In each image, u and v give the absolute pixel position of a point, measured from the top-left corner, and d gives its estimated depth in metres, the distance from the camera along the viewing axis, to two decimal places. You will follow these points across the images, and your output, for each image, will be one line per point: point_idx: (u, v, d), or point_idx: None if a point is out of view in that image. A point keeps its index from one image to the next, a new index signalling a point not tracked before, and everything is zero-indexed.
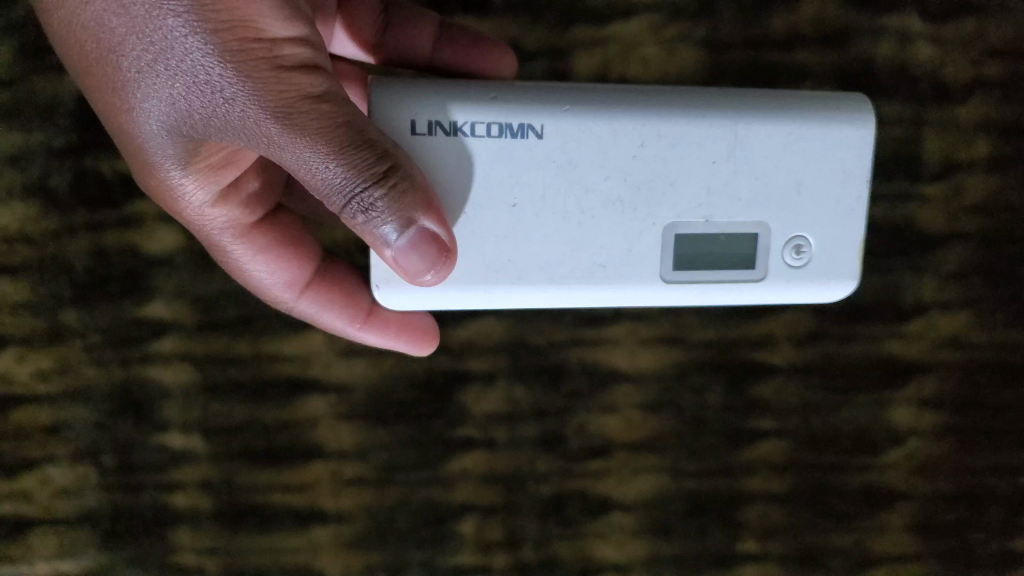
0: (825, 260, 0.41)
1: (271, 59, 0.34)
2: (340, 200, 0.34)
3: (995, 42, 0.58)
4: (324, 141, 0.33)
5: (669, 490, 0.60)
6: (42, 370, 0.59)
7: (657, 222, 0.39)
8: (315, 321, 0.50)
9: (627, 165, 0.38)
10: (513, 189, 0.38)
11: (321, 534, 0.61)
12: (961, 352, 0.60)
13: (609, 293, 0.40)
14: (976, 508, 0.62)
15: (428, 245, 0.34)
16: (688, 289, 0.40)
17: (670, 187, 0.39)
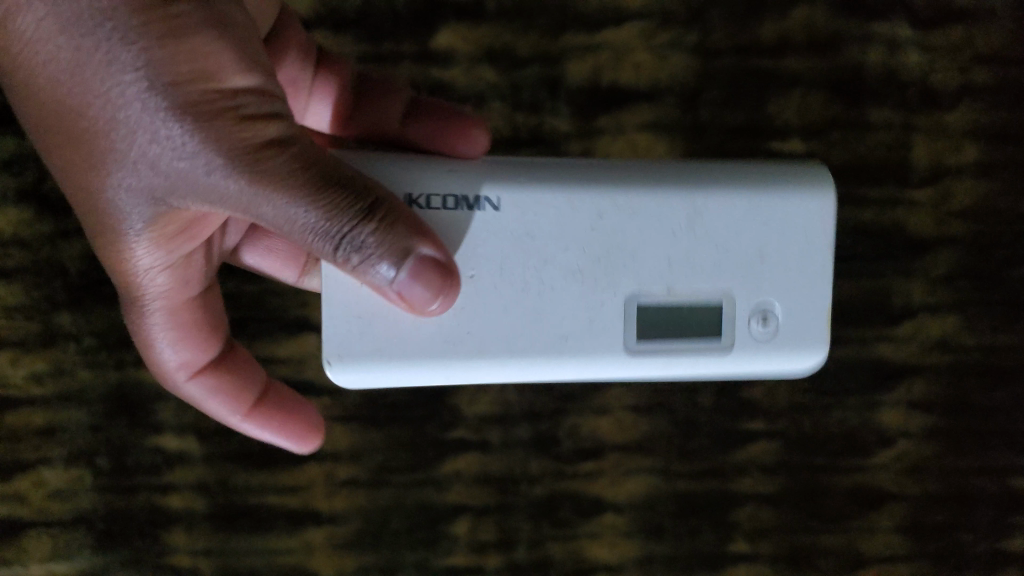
0: (793, 328, 0.41)
1: (233, 110, 0.35)
2: (324, 243, 0.34)
3: (984, 49, 0.58)
4: (301, 187, 0.34)
5: (661, 491, 0.61)
6: (36, 373, 0.59)
7: (616, 292, 0.40)
8: (197, 402, 0.49)
9: (585, 236, 0.40)
10: (468, 260, 0.39)
11: (315, 535, 0.61)
12: (950, 355, 0.60)
13: (572, 366, 0.41)
14: (966, 508, 0.62)
15: (429, 273, 0.35)
16: (656, 361, 0.41)
17: (630, 258, 0.40)
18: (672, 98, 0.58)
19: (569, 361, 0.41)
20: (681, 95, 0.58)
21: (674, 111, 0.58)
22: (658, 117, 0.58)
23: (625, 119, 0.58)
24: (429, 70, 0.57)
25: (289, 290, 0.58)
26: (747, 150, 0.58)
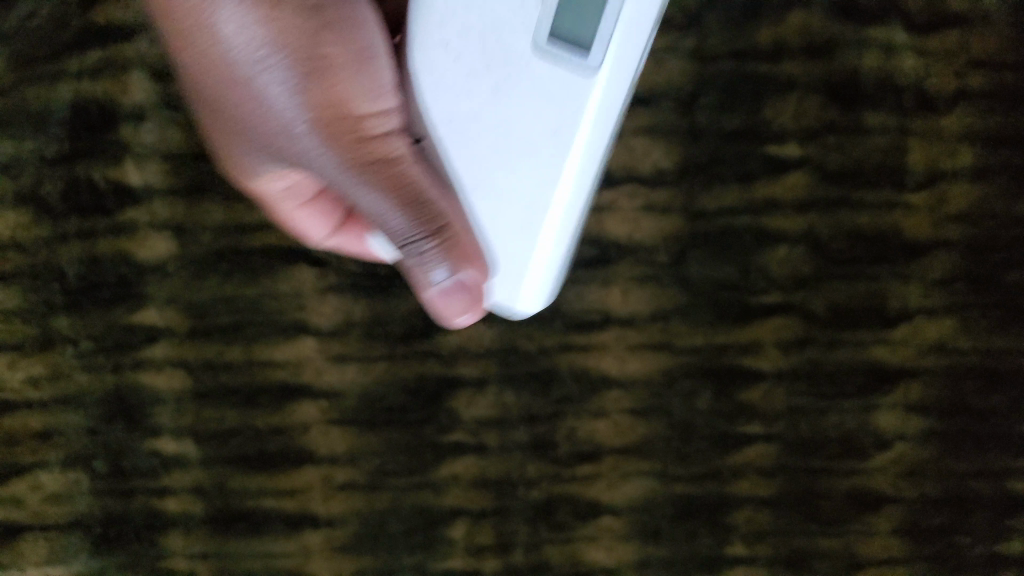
0: None
1: (361, 134, 0.43)
2: (401, 243, 0.42)
3: (978, 53, 0.59)
4: (394, 197, 0.41)
5: (660, 494, 0.61)
6: (33, 376, 0.60)
7: (529, 61, 0.43)
8: (342, 250, 0.56)
9: (494, 86, 0.43)
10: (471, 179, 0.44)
11: (311, 539, 0.61)
12: (946, 357, 0.60)
13: (591, 88, 0.43)
14: (964, 512, 0.61)
15: (461, 293, 0.42)
16: (609, 24, 0.42)
17: (507, 31, 0.43)
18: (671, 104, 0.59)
19: (599, 125, 0.44)
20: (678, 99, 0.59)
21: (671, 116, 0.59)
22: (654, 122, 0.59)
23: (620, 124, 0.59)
24: None
25: (287, 292, 0.59)
26: (742, 153, 0.59)
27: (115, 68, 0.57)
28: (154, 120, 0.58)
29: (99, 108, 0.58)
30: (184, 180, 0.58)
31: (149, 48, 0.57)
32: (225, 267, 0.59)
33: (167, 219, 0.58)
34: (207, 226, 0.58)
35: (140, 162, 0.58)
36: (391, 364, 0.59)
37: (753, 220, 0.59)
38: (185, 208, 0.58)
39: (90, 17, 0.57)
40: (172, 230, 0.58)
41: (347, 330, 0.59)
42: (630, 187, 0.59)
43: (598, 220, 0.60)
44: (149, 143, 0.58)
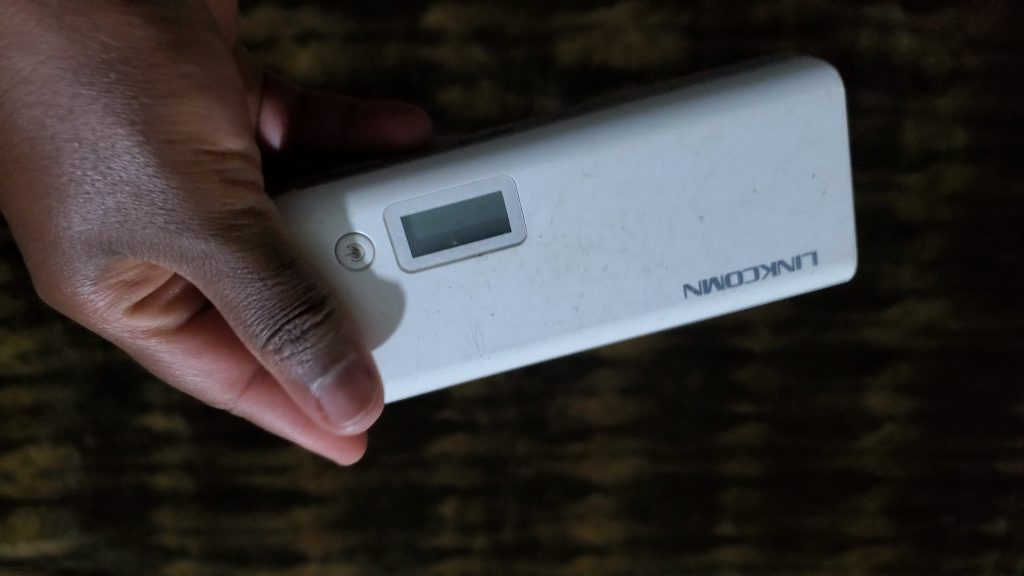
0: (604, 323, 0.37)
1: (219, 173, 0.34)
2: (260, 328, 0.33)
3: (973, 33, 0.59)
4: (251, 264, 0.33)
5: (650, 473, 0.61)
6: (23, 351, 0.59)
7: (615, 278, 0.36)
8: (254, 417, 0.47)
9: (672, 253, 0.36)
10: (695, 202, 0.36)
11: (302, 516, 0.61)
12: (937, 338, 0.61)
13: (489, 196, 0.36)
14: (950, 491, 0.62)
15: (351, 386, 0.34)
16: (441, 273, 0.36)
17: (673, 275, 0.37)
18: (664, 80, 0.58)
19: (560, 159, 0.35)
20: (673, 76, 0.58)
21: None
22: None
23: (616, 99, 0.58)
24: (420, 49, 0.57)
25: None
26: None
27: None
28: None
29: None
30: None
31: None
32: None
33: None
34: None
35: None
36: None
37: None
38: None
39: None
40: None
41: None
42: None
43: None
44: None
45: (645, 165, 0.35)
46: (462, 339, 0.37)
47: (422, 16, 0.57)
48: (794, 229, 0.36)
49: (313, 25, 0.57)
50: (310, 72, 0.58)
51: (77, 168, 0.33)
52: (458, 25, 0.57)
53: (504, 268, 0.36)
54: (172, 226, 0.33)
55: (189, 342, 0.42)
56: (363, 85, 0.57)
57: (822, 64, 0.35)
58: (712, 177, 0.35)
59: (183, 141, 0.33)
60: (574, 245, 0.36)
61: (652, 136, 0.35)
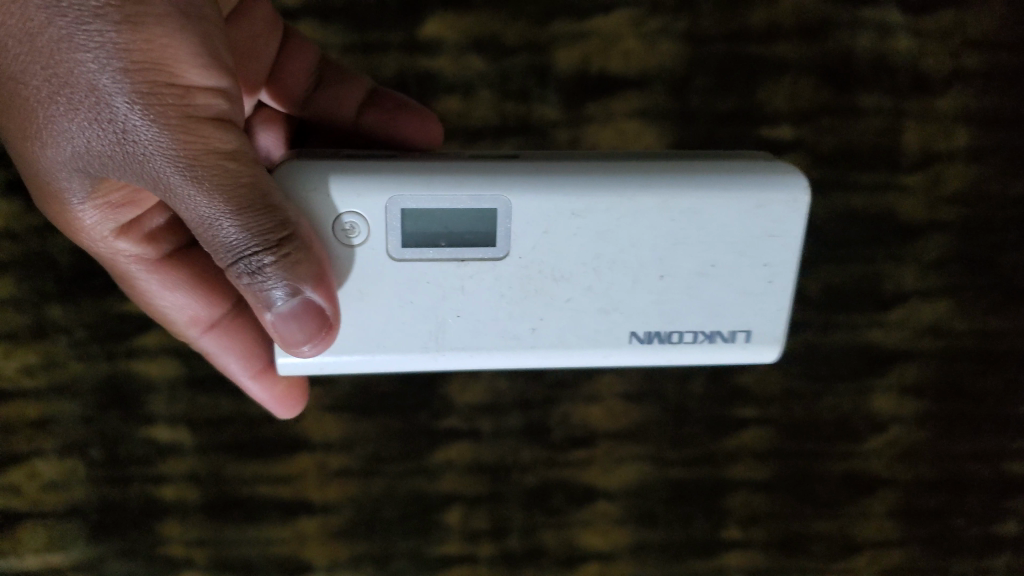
0: (555, 345, 0.38)
1: (183, 108, 0.33)
2: (228, 257, 0.32)
3: (974, 33, 0.57)
4: (221, 196, 0.32)
5: (654, 477, 0.61)
6: (27, 366, 0.59)
7: (573, 310, 0.38)
8: (212, 357, 0.47)
9: (630, 299, 0.38)
10: (660, 261, 0.37)
11: (307, 525, 0.61)
12: (943, 339, 0.60)
13: (482, 214, 0.36)
14: (959, 493, 0.63)
15: (308, 316, 0.33)
16: (423, 270, 0.37)
17: (623, 317, 0.38)
18: (662, 85, 0.57)
19: (552, 194, 0.36)
20: (670, 83, 0.57)
21: (664, 100, 0.57)
22: (646, 105, 0.57)
23: (614, 106, 0.57)
24: (416, 59, 0.56)
25: None
26: (736, 137, 0.57)
27: None
28: None
29: None
30: None
31: None
32: None
33: None
34: None
35: None
36: None
37: None
38: None
39: None
40: None
41: None
42: None
43: None
44: None
45: (625, 215, 0.37)
46: (424, 331, 0.38)
47: (415, 27, 0.56)
48: (746, 306, 0.38)
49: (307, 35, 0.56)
50: None
51: (54, 95, 0.33)
52: (453, 34, 0.56)
53: (478, 280, 0.37)
54: (139, 147, 0.33)
55: (177, 272, 0.44)
56: None
57: (798, 177, 0.37)
58: (686, 240, 0.37)
59: (147, 68, 0.32)
60: (545, 267, 0.37)
61: (638, 190, 0.36)
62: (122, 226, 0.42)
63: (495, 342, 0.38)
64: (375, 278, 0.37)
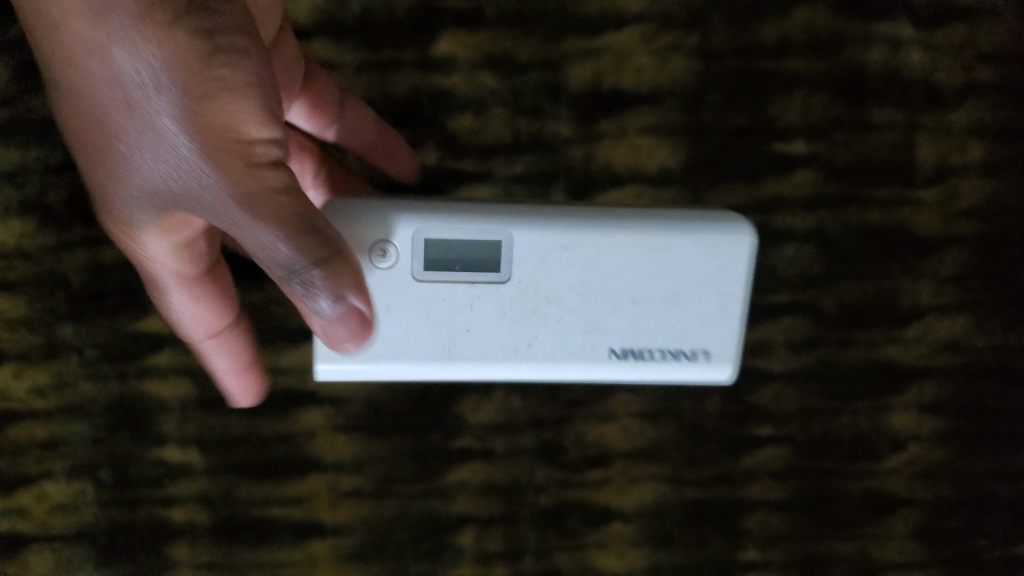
0: (550, 358, 0.46)
1: (247, 157, 0.38)
2: (282, 273, 0.37)
3: (984, 46, 0.57)
4: (279, 225, 0.36)
5: (670, 498, 0.60)
6: (39, 386, 0.58)
7: (559, 325, 0.46)
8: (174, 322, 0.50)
9: (608, 320, 0.46)
10: (634, 288, 0.46)
11: (319, 547, 0.60)
12: (960, 355, 0.59)
13: (485, 241, 0.45)
14: (982, 513, 0.61)
15: (352, 321, 0.37)
16: (441, 290, 0.45)
17: (602, 334, 0.46)
18: (675, 101, 0.56)
19: (542, 226, 0.45)
20: (683, 99, 0.56)
21: (677, 115, 0.57)
22: (660, 121, 0.57)
23: (627, 123, 0.57)
24: (430, 78, 0.56)
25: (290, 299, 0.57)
26: (749, 151, 0.57)
27: None
28: None
29: None
30: None
31: None
32: None
33: None
34: None
35: None
36: None
37: (761, 219, 0.57)
38: None
39: None
40: None
41: None
42: (637, 188, 0.57)
43: None
44: None
45: (606, 248, 0.45)
46: (436, 346, 0.46)
47: (431, 46, 0.55)
48: (706, 331, 0.47)
49: (325, 56, 0.56)
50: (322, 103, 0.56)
51: (140, 140, 0.39)
52: (468, 52, 0.55)
53: (482, 300, 0.45)
54: (218, 198, 0.38)
55: (189, 255, 0.47)
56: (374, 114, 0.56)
57: (744, 224, 0.47)
58: (648, 270, 0.46)
59: (222, 126, 0.37)
60: (536, 289, 0.45)
61: (616, 231, 0.45)
62: (167, 229, 0.44)
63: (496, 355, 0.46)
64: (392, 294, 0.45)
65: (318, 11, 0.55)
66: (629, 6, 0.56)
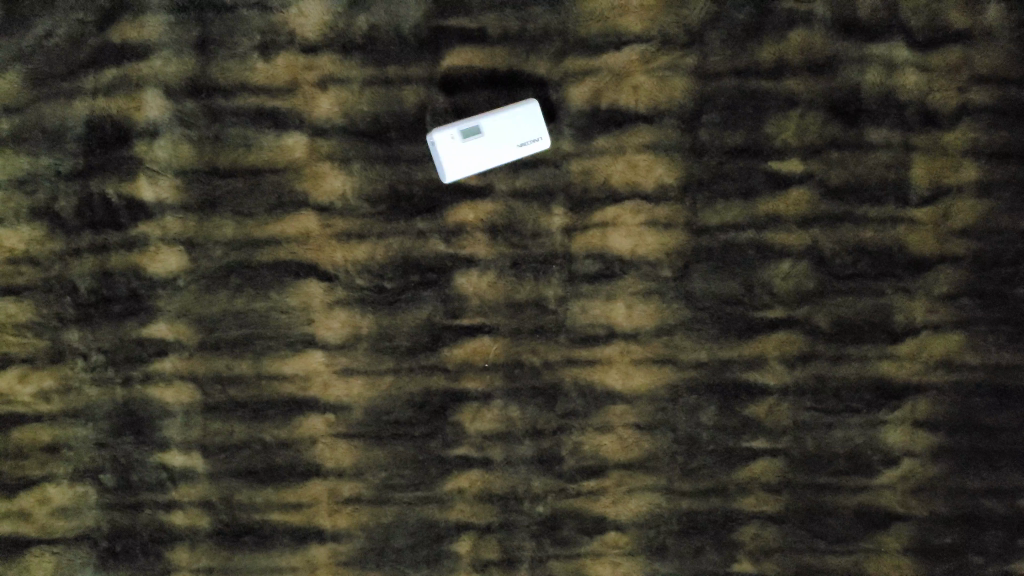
0: (497, 125, 0.55)
1: None
2: None
3: (980, 68, 0.58)
4: None
5: (665, 509, 0.61)
6: (44, 389, 0.59)
7: (497, 131, 0.55)
8: None
9: (515, 112, 0.55)
10: (532, 123, 0.55)
11: (318, 553, 0.61)
12: (953, 372, 0.59)
13: (474, 131, 0.55)
14: (975, 530, 0.61)
15: None
16: (451, 142, 0.55)
17: (510, 112, 0.55)
18: (674, 119, 0.58)
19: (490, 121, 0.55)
20: (682, 117, 0.58)
21: (675, 132, 0.58)
22: (658, 138, 0.58)
23: (626, 139, 0.58)
24: (437, 94, 0.58)
25: (296, 307, 0.59)
26: (746, 168, 0.58)
27: (131, 86, 0.57)
28: (168, 136, 0.58)
29: (114, 125, 0.58)
30: (194, 196, 0.58)
31: (164, 66, 0.57)
32: (235, 281, 0.58)
33: (178, 234, 0.58)
34: (218, 241, 0.58)
35: (154, 178, 0.58)
36: (397, 378, 0.59)
37: (756, 235, 0.58)
38: (196, 222, 0.58)
39: (105, 36, 0.57)
40: (184, 245, 0.58)
41: (354, 343, 0.59)
42: (634, 203, 0.58)
43: (602, 235, 0.58)
44: (161, 160, 0.58)
45: (506, 124, 0.55)
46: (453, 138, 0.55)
47: (437, 64, 0.57)
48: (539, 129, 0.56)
49: (330, 70, 0.57)
50: (330, 116, 0.57)
51: None
52: (472, 70, 0.57)
53: (471, 130, 0.55)
54: None
55: None
56: (379, 129, 0.58)
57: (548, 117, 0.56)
58: (519, 131, 0.55)
59: None
60: (484, 128, 0.55)
61: (514, 119, 0.55)
62: None
63: (475, 135, 0.55)
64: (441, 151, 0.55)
65: (325, 26, 0.57)
66: (629, 26, 0.57)
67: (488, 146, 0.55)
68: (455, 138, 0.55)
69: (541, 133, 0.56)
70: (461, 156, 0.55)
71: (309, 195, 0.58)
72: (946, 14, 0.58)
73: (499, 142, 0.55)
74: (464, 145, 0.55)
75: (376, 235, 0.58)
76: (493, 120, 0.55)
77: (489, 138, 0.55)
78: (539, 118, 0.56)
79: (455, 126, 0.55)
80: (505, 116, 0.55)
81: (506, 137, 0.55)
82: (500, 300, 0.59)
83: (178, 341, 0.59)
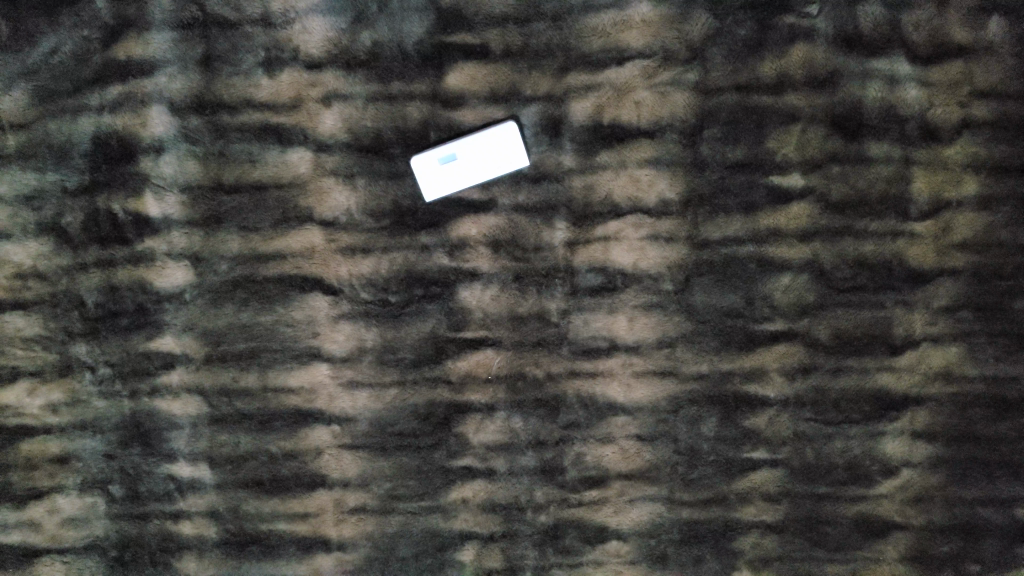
0: (470, 148, 0.57)
1: None
2: None
3: (981, 83, 0.58)
4: None
5: (666, 518, 0.62)
6: (53, 402, 0.60)
7: (469, 153, 0.57)
8: None
9: (486, 135, 0.57)
10: (505, 143, 0.57)
11: (324, 562, 0.62)
12: (952, 385, 0.60)
13: (449, 153, 0.57)
14: (974, 539, 0.62)
15: None
16: (430, 165, 0.57)
17: (481, 134, 0.57)
18: (676, 134, 0.58)
19: (462, 143, 0.57)
20: (683, 132, 0.58)
21: (676, 148, 0.58)
22: (659, 154, 0.58)
23: (627, 155, 0.58)
24: (440, 111, 0.58)
25: (301, 320, 0.59)
26: (747, 183, 0.58)
27: (136, 103, 0.58)
28: (174, 152, 0.58)
29: (120, 142, 0.58)
30: (200, 211, 0.58)
31: (169, 82, 0.58)
32: (241, 295, 0.59)
33: (184, 249, 0.59)
34: (224, 255, 0.59)
35: (161, 194, 0.58)
36: (401, 390, 0.60)
37: (757, 250, 0.59)
38: (202, 238, 0.59)
39: (110, 53, 0.58)
40: (190, 260, 0.59)
41: (359, 356, 0.59)
42: (636, 218, 0.59)
43: (604, 249, 0.59)
44: (168, 175, 0.58)
45: (478, 144, 0.57)
46: (431, 162, 0.57)
47: (441, 81, 0.58)
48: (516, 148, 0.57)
49: (334, 87, 0.58)
50: (335, 132, 0.58)
51: None
52: (475, 86, 0.58)
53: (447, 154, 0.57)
54: None
55: None
56: (383, 145, 0.58)
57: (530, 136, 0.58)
58: (495, 152, 0.57)
59: None
60: (457, 151, 0.57)
61: (484, 139, 0.57)
62: None
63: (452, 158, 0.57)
64: (421, 175, 0.57)
65: (329, 43, 0.58)
66: (631, 41, 0.58)
67: (465, 168, 0.57)
68: (433, 162, 0.57)
69: (518, 151, 0.57)
70: (440, 178, 0.57)
71: (314, 210, 0.58)
72: (946, 28, 0.58)
73: (476, 163, 0.57)
74: (443, 168, 0.57)
75: (380, 249, 0.59)
76: (466, 145, 0.57)
77: (464, 162, 0.57)
78: (514, 137, 0.57)
79: (432, 152, 0.57)
80: (477, 140, 0.57)
81: (481, 160, 0.57)
82: (504, 313, 0.59)
83: (185, 355, 0.59)
